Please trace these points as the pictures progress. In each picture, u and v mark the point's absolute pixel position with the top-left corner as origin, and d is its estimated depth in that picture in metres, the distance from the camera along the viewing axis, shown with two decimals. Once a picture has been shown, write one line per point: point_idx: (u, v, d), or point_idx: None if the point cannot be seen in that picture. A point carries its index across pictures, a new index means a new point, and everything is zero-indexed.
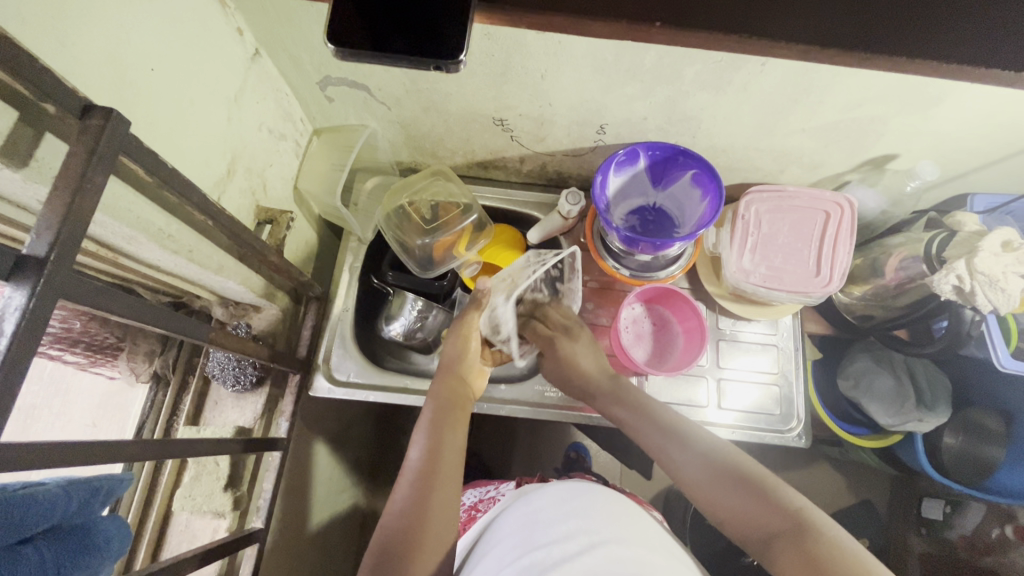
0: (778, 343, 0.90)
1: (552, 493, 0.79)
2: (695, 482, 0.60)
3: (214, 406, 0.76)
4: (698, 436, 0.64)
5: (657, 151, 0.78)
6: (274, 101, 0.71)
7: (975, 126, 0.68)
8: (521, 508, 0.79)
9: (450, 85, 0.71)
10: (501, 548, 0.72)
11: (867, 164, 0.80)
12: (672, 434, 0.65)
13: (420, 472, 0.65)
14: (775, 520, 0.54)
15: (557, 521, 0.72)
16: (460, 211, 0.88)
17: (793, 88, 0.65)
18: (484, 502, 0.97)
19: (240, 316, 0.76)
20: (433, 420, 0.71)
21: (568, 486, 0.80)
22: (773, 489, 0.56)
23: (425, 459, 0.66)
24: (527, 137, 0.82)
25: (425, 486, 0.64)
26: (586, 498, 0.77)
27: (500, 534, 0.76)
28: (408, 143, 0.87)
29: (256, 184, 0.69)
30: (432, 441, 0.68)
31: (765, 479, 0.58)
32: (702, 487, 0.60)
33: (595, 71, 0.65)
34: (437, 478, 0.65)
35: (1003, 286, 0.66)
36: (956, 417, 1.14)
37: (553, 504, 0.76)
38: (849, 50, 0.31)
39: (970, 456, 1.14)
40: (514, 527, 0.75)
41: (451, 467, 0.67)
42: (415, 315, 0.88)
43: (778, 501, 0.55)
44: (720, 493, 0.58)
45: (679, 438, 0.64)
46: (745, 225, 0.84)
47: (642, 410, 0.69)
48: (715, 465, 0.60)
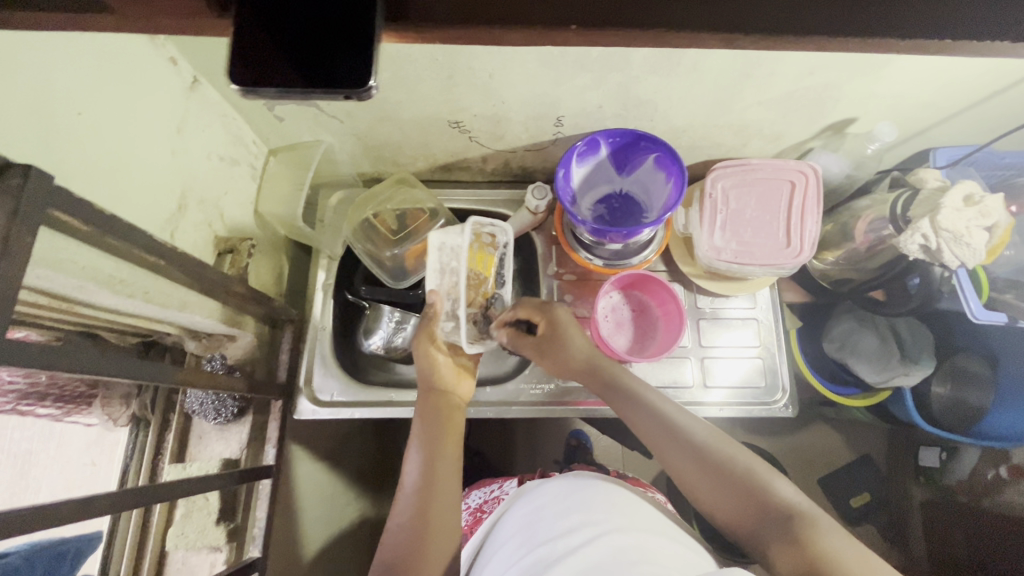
0: (758, 316, 0.90)
1: (553, 488, 0.79)
2: (686, 471, 0.60)
3: (198, 441, 0.75)
4: (696, 428, 0.62)
5: (617, 137, 0.77)
6: (221, 127, 0.69)
7: (929, 83, 0.68)
8: (523, 507, 0.78)
9: (399, 93, 0.70)
10: (507, 550, 0.72)
11: (827, 130, 0.80)
12: (664, 420, 0.63)
13: (421, 484, 0.65)
14: (765, 510, 0.54)
15: (560, 515, 0.71)
16: (427, 218, 0.88)
17: (743, 63, 0.64)
18: (490, 502, 0.97)
19: (215, 348, 0.75)
20: (426, 433, 0.70)
21: (567, 481, 0.80)
22: (763, 480, 0.56)
23: (423, 470, 0.66)
24: (485, 137, 0.81)
25: (426, 498, 0.64)
26: (587, 490, 0.76)
27: (504, 536, 0.76)
28: (367, 154, 0.86)
29: (212, 215, 0.67)
30: (427, 453, 0.68)
31: (753, 469, 0.57)
32: (694, 473, 0.59)
33: (543, 65, 0.64)
34: (438, 488, 0.65)
35: (968, 241, 0.66)
36: (944, 367, 1.15)
37: (554, 500, 0.75)
38: (775, 31, 0.30)
39: (961, 404, 1.16)
40: (517, 527, 0.75)
41: (450, 478, 0.67)
42: (393, 325, 0.88)
43: (768, 494, 0.54)
44: (711, 481, 0.58)
45: (669, 423, 0.63)
46: (713, 203, 0.84)
47: (633, 392, 0.68)
48: (704, 451, 0.60)
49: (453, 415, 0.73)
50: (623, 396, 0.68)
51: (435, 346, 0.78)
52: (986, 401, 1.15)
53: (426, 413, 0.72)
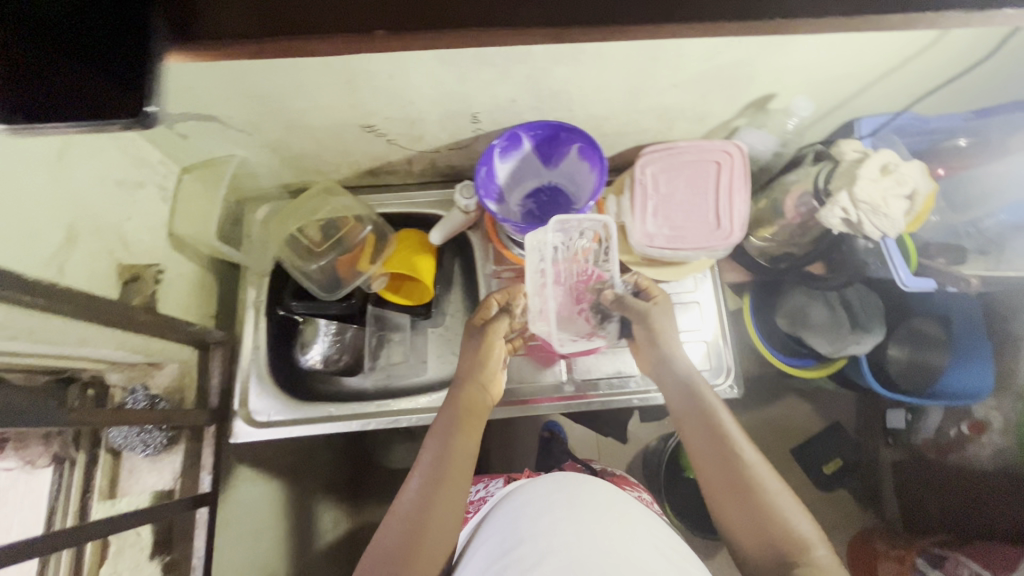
0: (698, 299, 0.89)
1: (540, 485, 0.76)
2: (715, 479, 0.61)
3: (128, 475, 0.72)
4: (746, 454, 0.61)
5: (536, 130, 0.75)
6: (117, 150, 0.66)
7: (840, 54, 0.66)
8: (505, 505, 0.76)
9: (301, 101, 0.67)
10: (485, 548, 0.70)
11: (750, 107, 0.78)
12: (713, 426, 0.63)
13: (431, 473, 0.65)
14: (775, 542, 0.55)
15: (542, 513, 0.70)
16: (357, 223, 0.86)
17: (647, 47, 0.62)
18: (473, 504, 0.93)
19: (138, 377, 0.73)
20: (451, 422, 0.70)
21: (557, 478, 0.77)
22: (786, 515, 0.57)
23: (437, 459, 0.66)
24: (404, 138, 0.78)
25: (431, 491, 0.63)
26: (572, 487, 0.74)
27: (485, 534, 0.74)
28: (287, 164, 0.83)
29: (113, 242, 0.64)
30: (445, 444, 0.67)
31: (780, 502, 0.58)
32: (722, 482, 0.61)
33: (443, 62, 0.62)
34: (447, 484, 0.64)
35: (886, 212, 0.66)
36: (899, 329, 1.18)
37: (540, 497, 0.73)
38: None
39: (918, 367, 1.18)
40: (496, 522, 0.74)
41: (462, 473, 0.66)
42: (331, 338, 0.87)
43: (791, 535, 0.55)
44: (734, 496, 0.59)
45: (722, 439, 0.62)
46: (644, 189, 0.83)
47: (696, 390, 0.67)
48: (741, 466, 0.60)
49: (478, 414, 0.72)
50: (688, 399, 0.67)
51: (493, 336, 0.77)
52: (942, 361, 1.17)
53: (452, 406, 0.71)
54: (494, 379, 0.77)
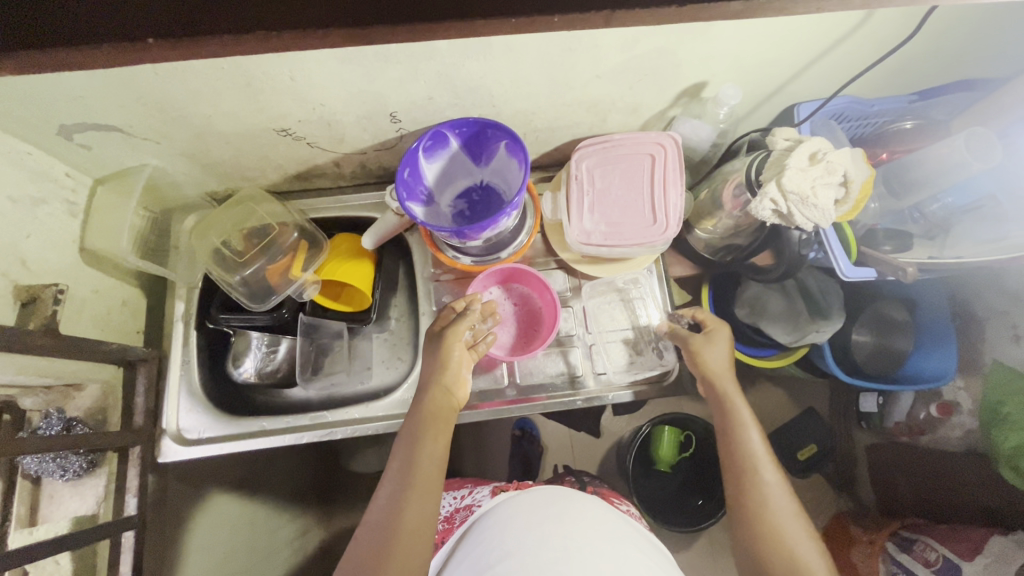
0: (635, 294, 0.87)
1: (533, 497, 0.79)
2: (733, 506, 0.66)
3: (49, 500, 0.69)
4: (764, 471, 0.66)
5: (458, 128, 0.72)
6: (8, 165, 0.63)
7: (764, 39, 0.64)
8: (495, 514, 0.79)
9: (202, 106, 0.63)
10: (472, 556, 0.74)
11: (683, 96, 0.76)
12: (747, 454, 0.67)
13: (399, 479, 0.66)
14: (777, 571, 0.60)
15: (537, 525, 0.73)
16: (286, 233, 0.83)
17: (558, 37, 0.59)
18: (461, 511, 0.91)
19: (54, 402, 0.69)
20: (416, 430, 0.70)
21: (552, 492, 0.81)
22: (789, 543, 0.61)
23: (404, 464, 0.67)
24: (325, 141, 0.75)
25: (401, 496, 0.65)
26: (565, 502, 0.78)
27: (474, 539, 0.77)
28: (208, 172, 0.80)
29: (6, 262, 0.61)
30: (412, 451, 0.68)
31: (788, 529, 0.62)
32: (738, 509, 0.65)
33: (342, 61, 0.59)
34: (415, 487, 0.65)
35: (815, 202, 0.64)
36: (867, 313, 1.18)
37: (533, 509, 0.76)
38: None
39: (886, 352, 1.17)
40: (483, 536, 0.76)
41: (428, 476, 0.66)
42: (263, 351, 0.87)
43: (787, 555, 0.60)
44: (746, 523, 0.64)
45: (745, 458, 0.67)
46: (580, 185, 0.80)
47: (736, 416, 0.70)
48: (753, 496, 0.65)
49: (444, 416, 0.72)
50: (727, 412, 0.71)
51: (455, 339, 0.76)
52: (907, 346, 1.17)
53: (417, 412, 0.71)
54: (458, 383, 0.75)
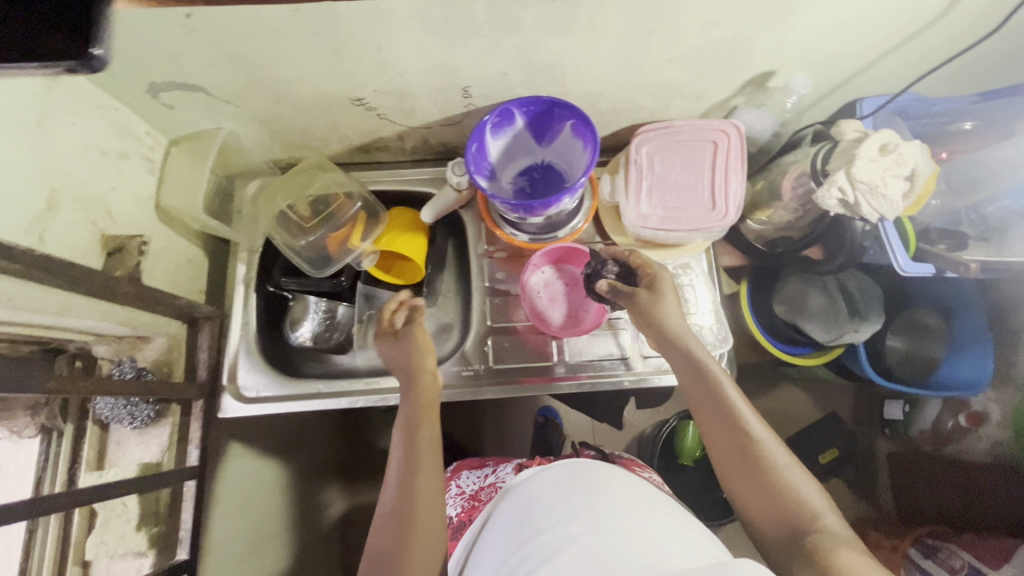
0: (689, 281, 0.87)
1: (550, 474, 0.73)
2: (733, 474, 0.62)
3: (116, 446, 0.74)
4: (746, 421, 0.62)
5: (528, 106, 0.73)
6: (100, 119, 0.65)
7: (840, 29, 0.65)
8: (517, 495, 0.73)
9: (287, 70, 0.65)
10: (504, 540, 0.66)
11: (749, 85, 0.76)
12: (727, 416, 0.63)
13: (402, 463, 0.67)
14: (792, 518, 0.56)
15: (559, 501, 0.66)
16: (345, 203, 0.85)
17: (641, 17, 0.60)
18: (484, 489, 0.89)
19: (127, 351, 0.72)
20: (408, 417, 0.71)
21: (573, 463, 0.74)
22: (798, 490, 0.58)
23: (404, 450, 0.68)
24: (394, 113, 0.77)
25: (409, 481, 0.65)
26: (588, 473, 0.71)
27: (500, 525, 0.71)
28: (277, 139, 0.82)
29: (97, 212, 0.64)
30: (408, 436, 0.69)
31: (793, 478, 0.59)
32: (740, 476, 0.61)
33: (429, 32, 0.60)
34: (420, 471, 0.66)
35: (883, 192, 0.64)
36: (899, 319, 1.18)
37: (555, 485, 0.70)
38: None
39: (916, 357, 1.18)
40: (508, 522, 0.69)
41: (430, 462, 0.67)
42: (321, 316, 0.88)
43: (795, 502, 0.57)
44: (753, 485, 0.60)
45: (727, 412, 0.63)
46: (639, 169, 0.81)
47: (709, 382, 0.65)
48: (750, 457, 0.60)
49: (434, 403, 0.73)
50: (694, 370, 0.66)
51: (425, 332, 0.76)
52: (939, 353, 1.16)
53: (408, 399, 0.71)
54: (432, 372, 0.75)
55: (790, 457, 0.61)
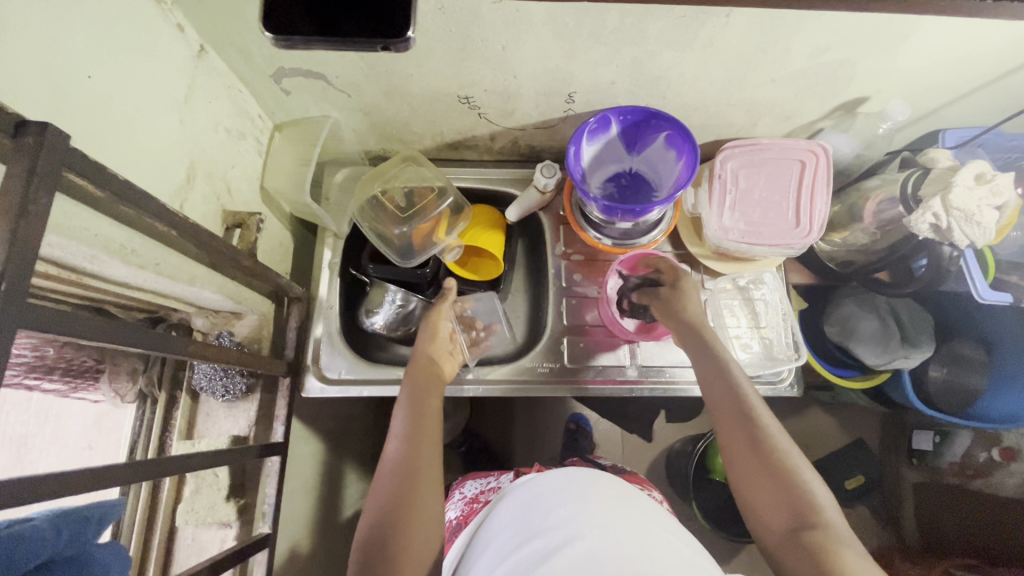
0: (762, 296, 0.89)
1: (545, 480, 0.73)
2: (742, 462, 0.60)
3: (205, 418, 0.75)
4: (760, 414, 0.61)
5: (628, 115, 0.76)
6: (228, 100, 0.67)
7: (944, 62, 0.67)
8: (514, 499, 0.73)
9: (410, 65, 0.68)
10: (501, 542, 0.66)
11: (839, 109, 0.79)
12: (740, 402, 0.62)
13: (408, 432, 0.66)
14: (796, 513, 0.55)
15: (553, 506, 0.66)
16: (434, 197, 0.86)
17: (760, 37, 0.63)
18: (485, 493, 0.88)
19: (222, 325, 0.74)
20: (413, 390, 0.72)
21: (566, 472, 0.74)
22: (808, 488, 0.56)
23: (410, 420, 0.68)
24: (495, 113, 0.80)
25: (412, 445, 0.65)
26: (583, 482, 0.71)
27: (496, 527, 0.70)
28: (375, 131, 0.85)
29: (220, 188, 0.66)
30: (414, 404, 0.69)
31: (803, 472, 0.58)
32: (746, 462, 0.60)
33: (557, 37, 0.63)
34: (424, 437, 0.66)
35: (978, 220, 0.66)
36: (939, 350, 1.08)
37: (551, 491, 0.70)
38: None
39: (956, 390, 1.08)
40: (510, 517, 0.69)
41: (433, 430, 0.68)
42: (396, 308, 0.89)
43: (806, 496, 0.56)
44: (762, 478, 0.58)
45: (740, 404, 0.62)
46: (723, 184, 0.83)
47: (711, 355, 0.68)
48: (762, 448, 0.59)
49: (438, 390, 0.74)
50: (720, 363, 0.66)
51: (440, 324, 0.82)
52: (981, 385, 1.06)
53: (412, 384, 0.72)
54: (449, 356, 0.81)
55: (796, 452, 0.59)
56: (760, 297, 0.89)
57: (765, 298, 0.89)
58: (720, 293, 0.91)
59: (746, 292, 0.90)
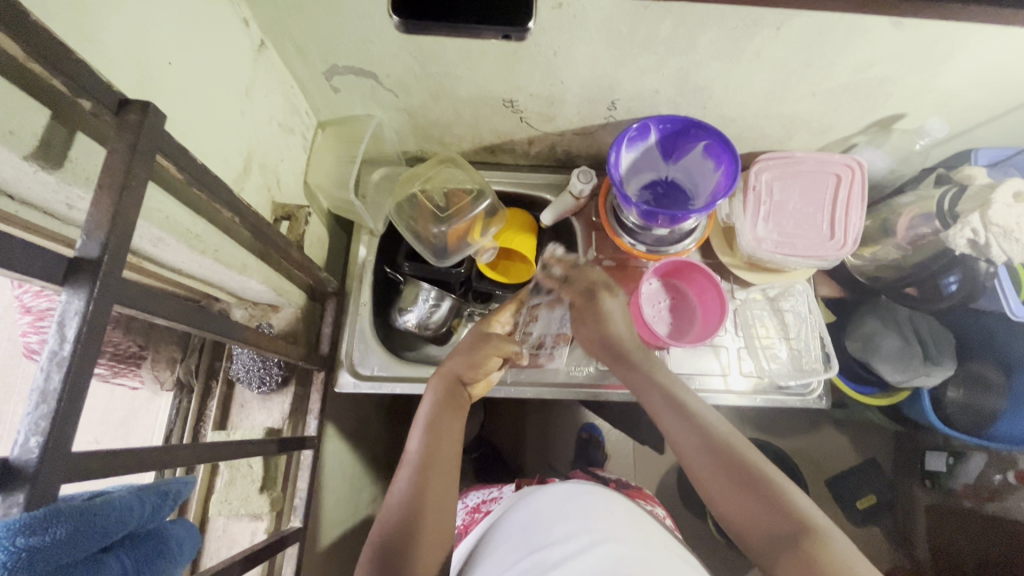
0: (790, 307, 0.90)
1: (544, 495, 0.74)
2: (712, 483, 0.59)
3: (240, 409, 0.75)
4: (714, 423, 0.63)
5: (669, 124, 0.77)
6: (281, 95, 0.69)
7: (984, 81, 0.69)
8: (515, 513, 0.74)
9: (461, 68, 0.69)
10: (501, 555, 0.67)
11: (874, 125, 0.81)
12: (693, 419, 0.64)
13: (419, 464, 0.64)
14: (773, 520, 0.54)
15: (553, 522, 0.68)
16: (471, 198, 0.87)
17: (807, 51, 0.65)
18: (487, 503, 0.88)
19: (261, 316, 0.74)
20: (435, 409, 0.70)
21: (570, 487, 0.75)
22: (784, 490, 0.56)
23: (424, 450, 0.65)
24: (536, 117, 0.81)
25: (421, 477, 0.63)
26: (580, 495, 0.73)
27: (498, 538, 0.71)
28: (416, 131, 0.86)
29: (271, 180, 0.67)
30: (432, 430, 0.67)
31: (771, 475, 0.57)
32: (710, 477, 0.59)
33: (610, 45, 0.64)
34: (434, 469, 0.64)
35: (1018, 236, 0.67)
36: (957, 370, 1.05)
37: (552, 506, 0.71)
38: None
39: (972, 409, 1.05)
40: (511, 532, 0.70)
41: (449, 459, 0.66)
42: (428, 306, 0.87)
43: (782, 499, 0.55)
44: (733, 490, 0.57)
45: (694, 417, 0.64)
46: (757, 195, 0.84)
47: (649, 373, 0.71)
48: (729, 462, 0.59)
49: (462, 402, 0.73)
50: (656, 384, 0.69)
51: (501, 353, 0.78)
52: (999, 405, 1.03)
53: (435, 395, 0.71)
54: (479, 384, 0.78)
55: (760, 456, 0.60)
56: (790, 308, 0.90)
57: (794, 310, 0.90)
58: (750, 302, 0.91)
59: (775, 303, 0.91)
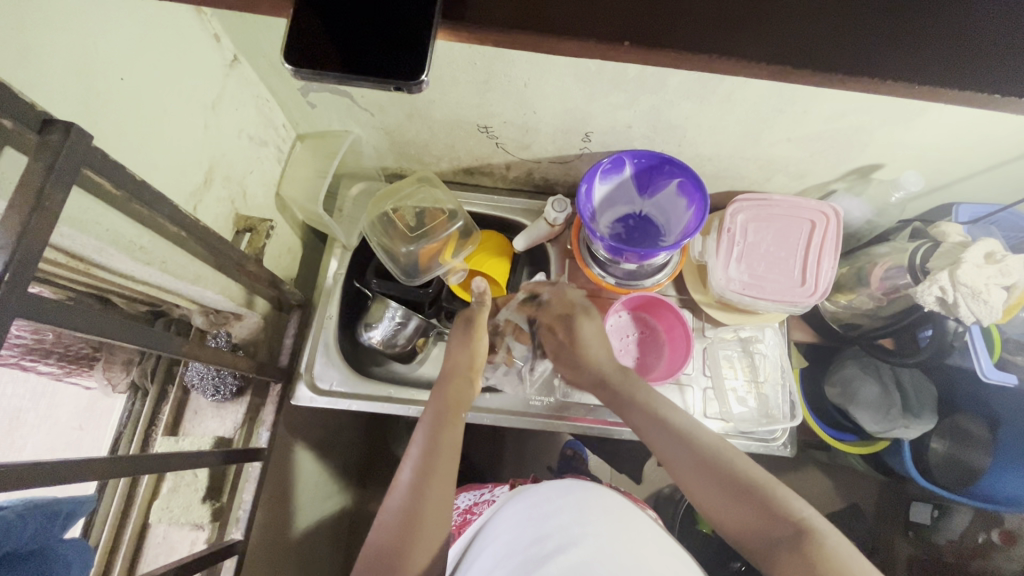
0: (765, 351, 0.88)
1: (541, 490, 0.74)
2: (715, 505, 0.57)
3: (193, 415, 0.75)
4: (697, 435, 0.62)
5: (644, 159, 0.77)
6: (255, 108, 0.69)
7: (959, 139, 0.68)
8: (512, 506, 0.74)
9: (432, 92, 0.70)
10: (496, 545, 0.67)
11: (853, 173, 0.80)
12: (679, 438, 0.62)
13: (417, 472, 0.63)
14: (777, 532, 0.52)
15: (547, 516, 0.68)
16: (445, 218, 0.87)
17: (777, 100, 0.64)
18: (479, 505, 0.87)
19: (221, 324, 0.74)
20: (432, 419, 0.69)
21: (560, 483, 0.75)
22: (775, 493, 0.55)
23: (423, 458, 0.64)
24: (512, 143, 0.81)
25: (420, 485, 0.61)
26: (579, 492, 0.72)
27: (490, 533, 0.71)
28: (394, 149, 0.86)
29: (235, 193, 0.68)
30: (430, 440, 0.66)
31: (774, 488, 0.56)
32: (706, 492, 0.58)
33: (578, 80, 0.64)
34: (433, 480, 0.62)
35: (985, 298, 0.65)
36: (943, 424, 1.02)
37: (549, 500, 0.71)
38: (840, 74, 0.30)
39: (955, 464, 1.01)
40: (508, 524, 0.70)
41: (447, 468, 0.64)
42: (394, 324, 0.86)
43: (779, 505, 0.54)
44: (728, 501, 0.56)
45: (679, 434, 0.63)
46: (731, 237, 0.83)
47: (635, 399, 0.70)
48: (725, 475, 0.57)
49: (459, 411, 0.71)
50: (636, 403, 0.69)
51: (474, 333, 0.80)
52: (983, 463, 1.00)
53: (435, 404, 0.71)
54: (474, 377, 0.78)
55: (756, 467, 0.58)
56: (761, 351, 0.88)
57: (766, 356, 0.88)
58: (721, 343, 0.90)
59: (747, 346, 0.90)
